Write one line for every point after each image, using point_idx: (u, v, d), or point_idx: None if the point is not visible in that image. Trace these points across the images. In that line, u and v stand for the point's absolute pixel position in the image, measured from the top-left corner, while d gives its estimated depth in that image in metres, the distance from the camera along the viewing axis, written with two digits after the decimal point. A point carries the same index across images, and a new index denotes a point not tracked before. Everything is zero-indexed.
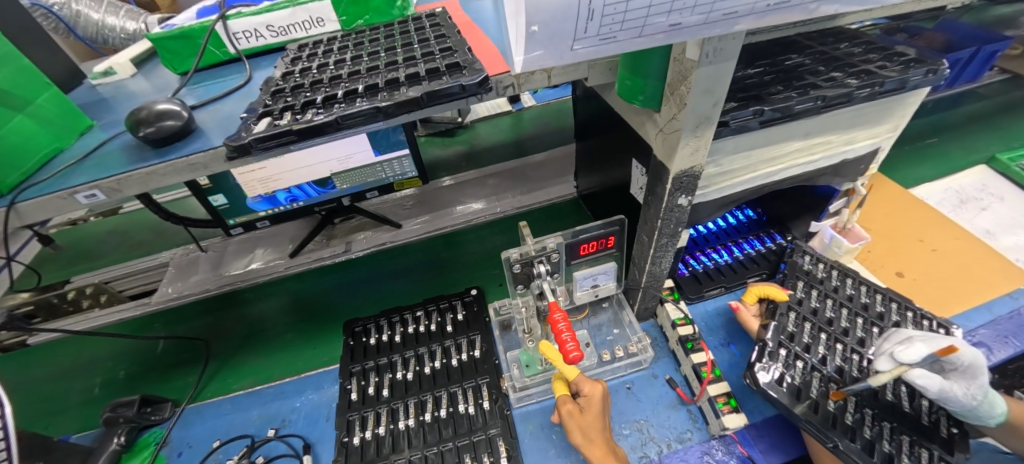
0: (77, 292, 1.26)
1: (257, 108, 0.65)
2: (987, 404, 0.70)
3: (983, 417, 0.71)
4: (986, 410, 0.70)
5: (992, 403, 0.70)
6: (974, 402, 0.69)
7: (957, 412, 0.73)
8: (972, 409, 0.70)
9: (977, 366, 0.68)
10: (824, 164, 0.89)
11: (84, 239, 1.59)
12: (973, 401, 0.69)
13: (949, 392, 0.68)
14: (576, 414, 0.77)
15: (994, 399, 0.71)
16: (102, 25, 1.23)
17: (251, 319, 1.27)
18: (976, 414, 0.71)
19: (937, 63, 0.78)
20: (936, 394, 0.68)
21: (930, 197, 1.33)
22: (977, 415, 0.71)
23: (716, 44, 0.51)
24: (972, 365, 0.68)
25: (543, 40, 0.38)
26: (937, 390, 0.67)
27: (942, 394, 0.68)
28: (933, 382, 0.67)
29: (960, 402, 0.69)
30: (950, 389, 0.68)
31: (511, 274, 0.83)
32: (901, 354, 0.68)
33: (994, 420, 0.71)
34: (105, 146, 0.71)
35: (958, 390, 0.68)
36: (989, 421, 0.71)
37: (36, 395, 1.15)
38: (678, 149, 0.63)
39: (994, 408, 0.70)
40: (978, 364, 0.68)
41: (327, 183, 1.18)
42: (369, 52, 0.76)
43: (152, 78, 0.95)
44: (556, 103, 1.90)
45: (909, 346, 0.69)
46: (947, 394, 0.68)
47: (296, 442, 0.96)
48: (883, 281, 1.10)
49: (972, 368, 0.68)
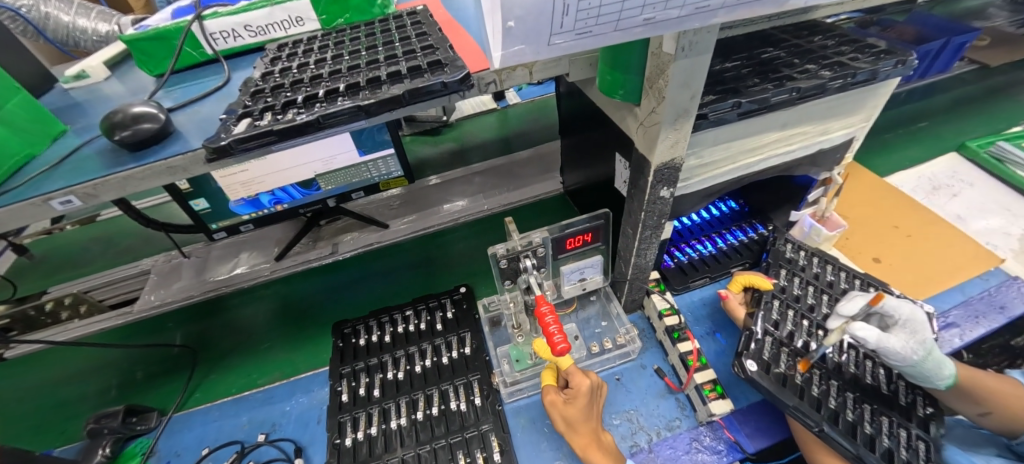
0: (55, 303, 1.25)
1: (237, 109, 0.65)
2: (931, 363, 0.71)
3: (930, 377, 0.72)
4: (930, 368, 0.71)
5: (937, 362, 0.72)
6: (916, 357, 0.71)
7: (906, 372, 0.75)
8: (914, 365, 0.72)
9: (915, 320, 0.74)
10: (802, 154, 0.91)
11: (60, 248, 1.55)
12: (914, 355, 0.71)
13: (887, 343, 0.71)
14: (559, 405, 0.78)
15: (938, 359, 0.72)
16: (72, 27, 1.19)
17: (237, 325, 1.26)
18: (921, 373, 0.72)
19: (906, 54, 0.81)
20: (875, 346, 0.72)
21: (905, 184, 1.37)
22: (922, 374, 0.72)
23: (692, 37, 0.52)
24: (910, 319, 0.74)
25: (521, 35, 0.38)
26: (875, 341, 0.71)
27: (880, 345, 0.71)
28: (871, 333, 0.71)
29: (900, 355, 0.71)
30: (888, 341, 0.71)
31: (498, 270, 0.84)
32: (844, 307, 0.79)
33: (941, 381, 0.73)
34: (80, 151, 0.69)
35: (896, 341, 0.71)
36: (938, 384, 0.73)
37: (14, 410, 1.12)
38: (659, 142, 0.65)
39: (941, 368, 0.72)
40: (916, 318, 0.74)
41: (312, 185, 1.17)
42: (350, 51, 0.76)
43: (127, 81, 0.92)
44: (541, 100, 1.91)
45: (851, 302, 0.79)
46: (885, 346, 0.71)
47: (288, 446, 0.96)
48: (861, 267, 1.14)
49: (911, 322, 0.74)
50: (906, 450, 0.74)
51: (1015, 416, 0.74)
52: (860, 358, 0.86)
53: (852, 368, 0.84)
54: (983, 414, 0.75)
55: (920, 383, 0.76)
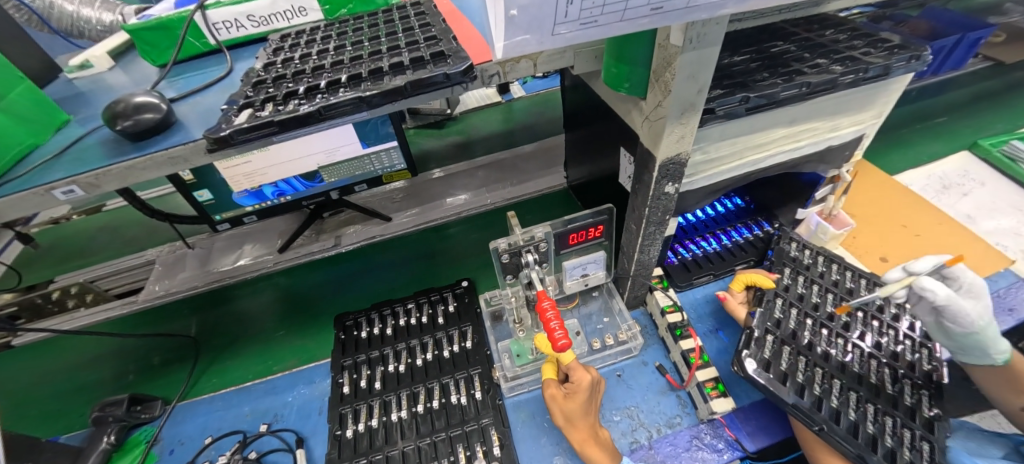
0: (61, 292, 1.24)
1: (238, 99, 0.64)
2: (992, 332, 0.72)
3: (988, 349, 0.72)
4: (991, 337, 0.72)
5: (995, 337, 0.72)
6: (982, 323, 0.71)
7: (964, 345, 0.74)
8: (976, 333, 0.71)
9: (977, 287, 0.74)
10: (811, 151, 0.89)
11: (66, 238, 1.56)
12: (978, 321, 0.71)
13: (956, 303, 0.70)
14: (560, 400, 0.78)
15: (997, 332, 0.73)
16: (76, 16, 1.18)
17: (240, 315, 1.26)
18: (982, 343, 0.72)
19: (920, 50, 0.79)
20: (944, 304, 0.70)
21: (914, 183, 1.35)
22: (984, 343, 0.72)
23: (699, 29, 0.50)
24: (972, 285, 0.74)
25: (525, 24, 0.38)
26: (945, 298, 0.70)
27: (950, 304, 0.70)
28: (943, 290, 0.70)
29: (966, 319, 0.71)
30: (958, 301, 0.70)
31: (500, 264, 0.83)
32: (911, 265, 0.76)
33: (998, 357, 0.73)
34: (82, 141, 0.69)
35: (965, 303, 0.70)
36: (996, 357, 0.73)
37: (20, 398, 1.13)
38: (664, 137, 0.64)
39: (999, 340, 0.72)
40: (978, 285, 0.74)
41: (315, 176, 1.16)
42: (353, 42, 0.75)
43: (130, 71, 0.92)
44: (546, 94, 1.89)
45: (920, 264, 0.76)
46: (955, 305, 0.70)
47: (289, 437, 0.96)
48: (867, 267, 1.12)
49: (974, 289, 0.74)
50: (910, 450, 0.73)
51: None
52: (863, 358, 0.86)
53: (855, 368, 0.84)
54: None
55: (972, 359, 0.75)
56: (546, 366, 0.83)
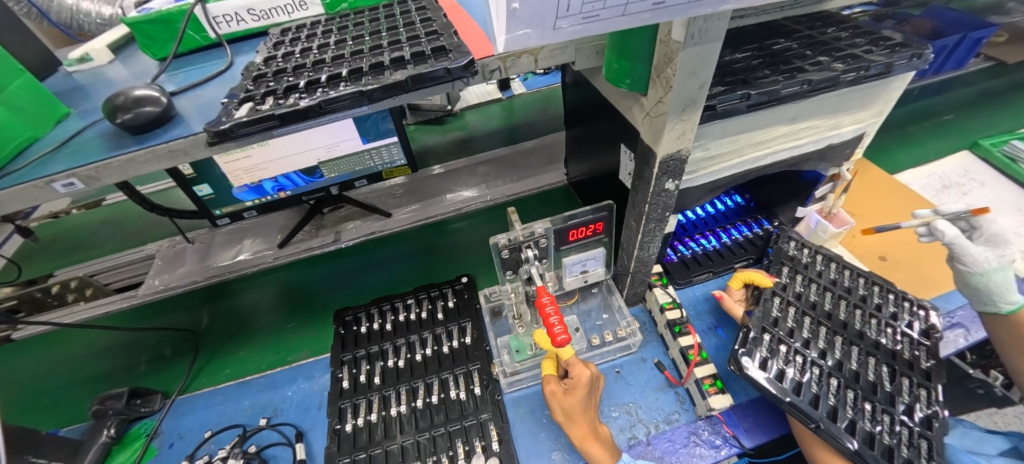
0: (61, 286, 1.26)
1: (239, 93, 0.64)
2: (1002, 278, 0.78)
3: (999, 294, 0.78)
4: (999, 282, 0.78)
5: (1009, 285, 0.78)
6: (988, 265, 0.78)
7: (975, 289, 0.81)
8: (985, 276, 0.78)
9: (1002, 238, 0.81)
10: (811, 149, 0.89)
11: (65, 232, 1.56)
12: (986, 263, 0.78)
13: (964, 243, 0.78)
14: (560, 396, 0.78)
15: (1011, 283, 0.78)
16: (76, 10, 1.18)
17: (241, 310, 1.26)
18: (992, 288, 0.78)
19: (922, 48, 0.79)
20: (951, 244, 0.79)
21: (914, 182, 1.35)
22: (990, 287, 0.78)
23: (701, 24, 0.50)
24: (1000, 236, 0.81)
25: (526, 18, 0.37)
26: (953, 237, 0.78)
27: (957, 243, 0.78)
28: (953, 230, 0.78)
29: (972, 258, 0.79)
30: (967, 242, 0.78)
31: (500, 259, 0.83)
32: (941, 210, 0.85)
33: (1005, 305, 0.79)
34: (82, 134, 0.69)
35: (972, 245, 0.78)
36: (1000, 303, 0.79)
37: (21, 391, 1.13)
38: (665, 133, 0.64)
39: (1010, 289, 0.78)
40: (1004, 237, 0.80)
41: (315, 172, 1.16)
42: (353, 37, 0.75)
43: (130, 64, 0.92)
44: (546, 91, 1.88)
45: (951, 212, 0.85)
46: (961, 245, 0.78)
47: (289, 431, 0.96)
48: (866, 265, 1.13)
49: (1001, 238, 0.80)
50: (908, 447, 0.74)
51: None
52: (861, 356, 0.86)
53: (852, 366, 0.84)
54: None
55: (979, 305, 0.82)
56: (546, 362, 0.83)
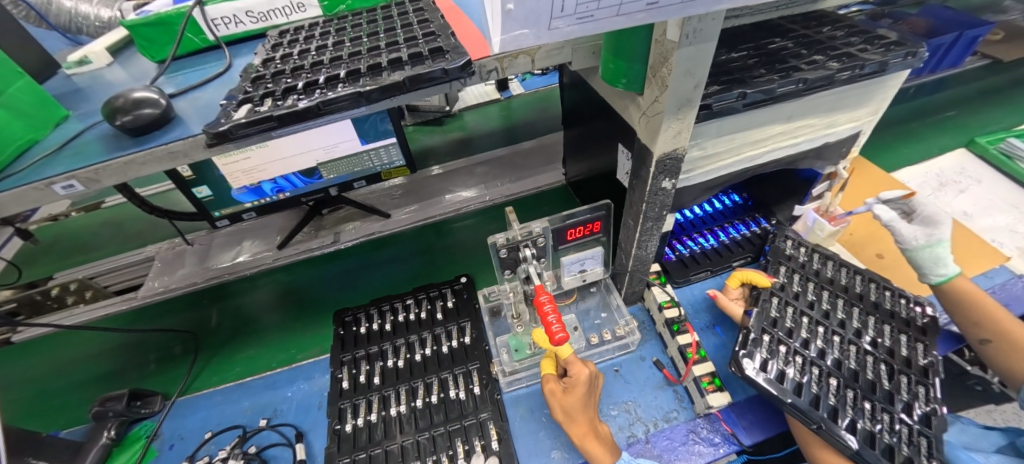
0: (61, 289, 1.26)
1: (237, 95, 0.65)
2: (931, 253, 0.84)
3: (931, 266, 0.85)
4: (927, 256, 0.85)
5: (940, 257, 0.84)
6: (917, 242, 0.85)
7: (911, 261, 0.88)
8: (914, 251, 0.86)
9: (937, 217, 0.85)
10: (808, 147, 0.90)
11: (65, 234, 1.56)
12: (915, 241, 0.85)
13: (896, 225, 0.86)
14: (559, 395, 0.79)
15: (943, 256, 0.84)
16: (75, 13, 1.18)
17: (241, 311, 1.27)
18: (923, 261, 0.86)
19: (916, 46, 0.79)
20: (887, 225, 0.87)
21: (911, 180, 1.36)
22: (922, 260, 0.86)
23: (696, 24, 0.51)
24: (934, 214, 0.85)
25: (522, 18, 0.38)
26: (887, 220, 0.86)
27: (891, 225, 0.86)
28: (888, 214, 0.86)
29: (903, 237, 0.86)
30: (899, 224, 0.86)
31: (498, 259, 0.83)
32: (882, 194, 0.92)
33: (937, 275, 0.85)
34: (82, 136, 0.69)
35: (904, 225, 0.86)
36: (932, 274, 0.86)
37: (21, 393, 1.13)
38: (662, 132, 0.64)
39: (941, 262, 0.84)
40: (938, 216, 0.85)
41: (314, 173, 1.16)
42: (351, 38, 0.75)
43: (129, 67, 0.92)
44: (545, 91, 1.89)
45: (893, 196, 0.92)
46: (894, 227, 0.86)
47: (289, 432, 0.97)
48: (863, 263, 1.13)
49: (935, 217, 0.85)
50: (907, 446, 0.74)
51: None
52: (860, 355, 0.86)
53: (852, 365, 0.84)
54: (984, 342, 0.83)
55: (919, 275, 0.89)
56: (546, 361, 0.84)
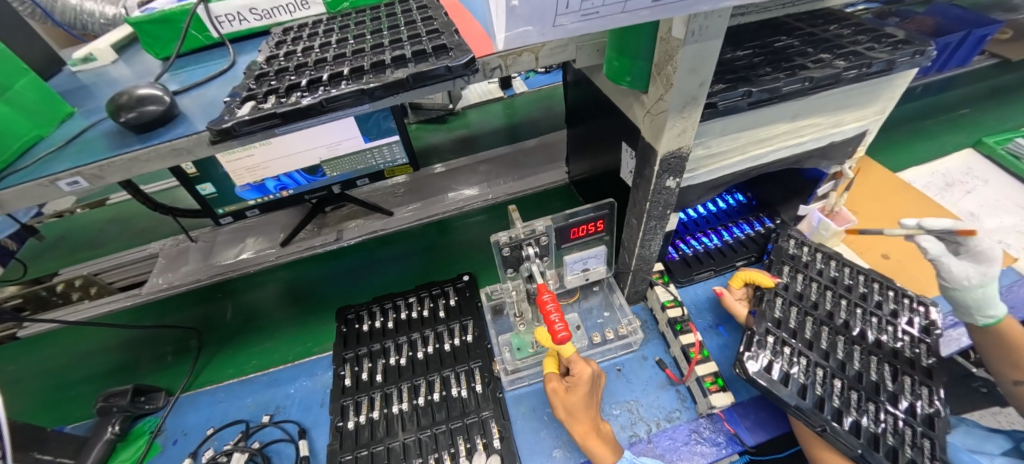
0: (66, 285, 1.27)
1: (241, 92, 0.65)
2: (980, 293, 0.79)
3: (975, 308, 0.80)
4: (975, 297, 0.79)
5: (987, 299, 0.79)
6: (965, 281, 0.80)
7: (953, 302, 0.84)
8: (958, 291, 0.81)
9: (988, 255, 0.80)
10: (813, 146, 0.89)
11: (70, 231, 1.57)
12: (965, 281, 0.80)
13: (942, 261, 0.82)
14: (561, 393, 0.79)
15: (990, 294, 0.79)
16: (79, 10, 1.18)
17: (243, 309, 1.27)
18: (966, 303, 0.81)
19: (925, 45, 0.79)
20: (932, 260, 0.83)
21: (917, 180, 1.34)
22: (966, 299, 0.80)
23: (702, 21, 0.50)
24: (984, 250, 0.80)
25: (526, 15, 0.38)
26: (933, 254, 0.82)
27: (938, 260, 0.82)
28: (936, 248, 0.82)
29: (949, 275, 0.82)
30: (946, 260, 0.82)
31: (501, 258, 0.84)
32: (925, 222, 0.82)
33: (984, 317, 0.80)
34: (87, 133, 0.69)
35: (953, 263, 0.81)
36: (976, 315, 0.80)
37: (25, 388, 1.14)
38: (666, 131, 0.64)
39: (988, 303, 0.79)
40: (992, 253, 0.79)
41: (316, 171, 1.16)
42: (355, 35, 0.75)
43: (133, 64, 0.92)
44: (548, 90, 1.88)
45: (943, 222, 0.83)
46: (942, 263, 0.82)
47: (291, 428, 0.97)
48: (868, 263, 1.12)
49: (984, 253, 0.80)
50: (911, 448, 0.74)
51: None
52: (863, 355, 0.85)
53: (855, 366, 0.84)
54: (1018, 383, 0.79)
55: (961, 317, 0.84)
56: (548, 360, 0.84)
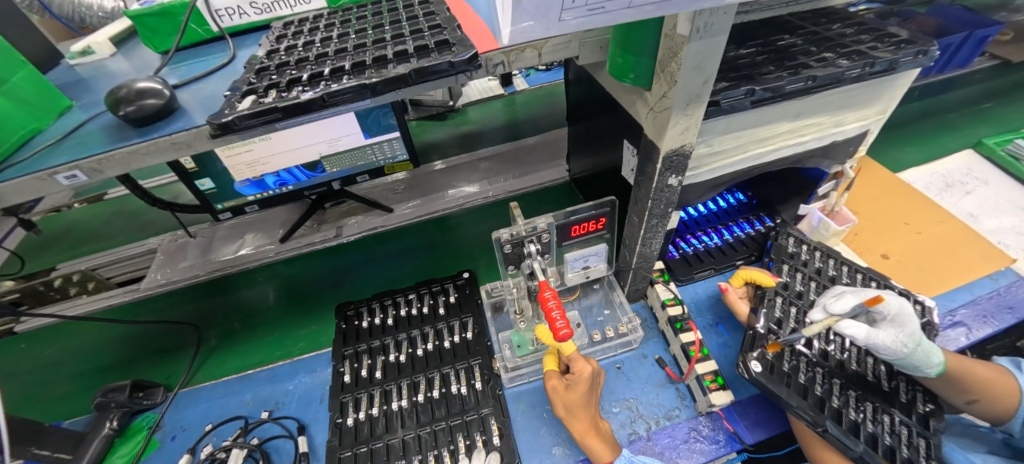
0: (63, 280, 1.27)
1: (241, 86, 0.64)
2: (920, 354, 0.72)
3: (918, 366, 0.73)
4: (919, 359, 0.72)
5: (925, 351, 0.72)
6: (905, 349, 0.71)
7: (896, 362, 0.75)
8: (903, 357, 0.72)
9: (904, 315, 0.73)
10: (814, 146, 0.89)
11: (69, 226, 1.56)
12: (903, 349, 0.71)
13: (876, 339, 0.72)
14: (560, 391, 0.78)
15: (926, 347, 0.73)
16: (78, 3, 1.17)
17: (242, 305, 1.26)
18: (909, 363, 0.73)
19: (928, 45, 0.79)
20: (865, 342, 0.73)
21: (917, 180, 1.34)
22: (910, 364, 0.73)
23: (707, 18, 0.50)
24: (898, 314, 0.73)
25: (531, 10, 0.37)
26: (865, 338, 0.72)
27: (872, 341, 0.72)
28: (861, 330, 0.72)
29: (889, 349, 0.72)
30: (879, 336, 0.72)
31: (502, 255, 0.84)
32: (831, 306, 0.75)
33: (931, 370, 0.73)
34: (86, 126, 0.69)
35: (885, 336, 0.72)
36: (927, 371, 0.73)
37: (22, 383, 1.13)
38: (669, 128, 0.63)
39: (929, 357, 0.72)
40: (905, 312, 0.73)
41: (316, 167, 1.16)
42: (356, 30, 0.74)
43: (132, 58, 0.91)
44: (548, 87, 1.88)
45: (841, 298, 0.76)
46: (874, 341, 0.72)
47: (291, 424, 0.97)
48: (868, 263, 1.12)
49: (900, 316, 0.73)
50: (907, 447, 0.74)
51: (1000, 402, 0.74)
52: (860, 356, 0.86)
53: (853, 366, 0.84)
54: (972, 402, 0.75)
55: (909, 372, 0.76)
56: (547, 359, 0.84)
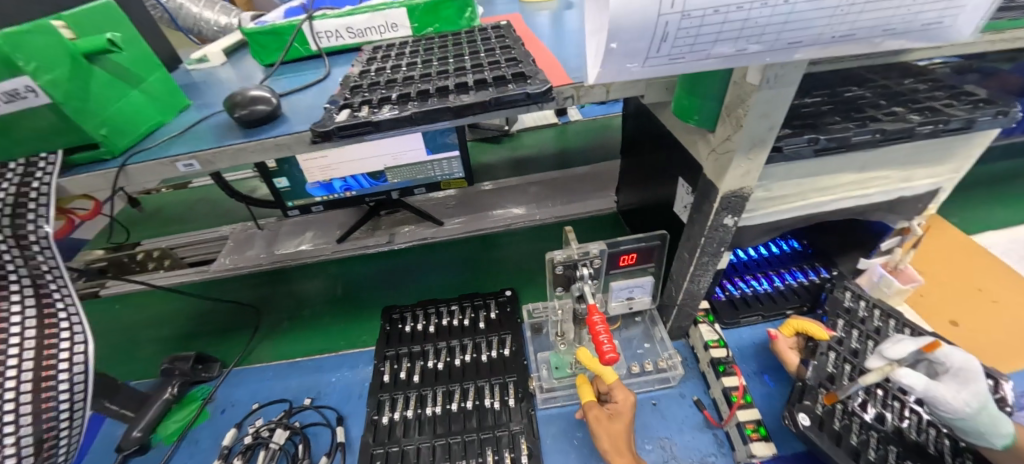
0: (145, 255, 1.44)
1: (338, 100, 0.72)
2: (986, 418, 0.67)
3: (986, 433, 0.67)
4: (985, 423, 0.67)
5: (993, 416, 0.67)
6: (969, 410, 0.67)
7: (960, 428, 0.70)
8: (968, 420, 0.67)
9: (969, 370, 0.70)
10: (879, 199, 0.87)
11: (157, 208, 1.74)
12: (967, 408, 0.67)
13: (935, 392, 0.69)
14: (603, 419, 0.79)
15: (995, 412, 0.67)
16: (199, 18, 1.35)
17: (296, 297, 1.34)
18: (975, 428, 0.68)
19: (1009, 106, 0.76)
20: (922, 393, 0.70)
21: (993, 246, 1.26)
22: (975, 429, 0.68)
23: (778, 70, 0.52)
24: (962, 367, 0.71)
25: (619, 56, 0.41)
26: (923, 389, 0.69)
27: (929, 392, 0.69)
28: (918, 379, 0.70)
29: (950, 406, 0.68)
30: (937, 388, 0.69)
31: (552, 275, 0.86)
32: (888, 351, 0.76)
33: (998, 439, 0.67)
34: (201, 123, 0.79)
35: (945, 391, 0.68)
36: (995, 441, 0.68)
37: (103, 342, 1.26)
38: (730, 171, 0.65)
39: (997, 423, 0.67)
40: (969, 367, 0.70)
41: (380, 176, 1.25)
42: (439, 57, 0.82)
43: (240, 68, 1.04)
44: (601, 119, 1.93)
45: (898, 344, 0.76)
46: (933, 395, 0.69)
47: (330, 414, 1.02)
48: (933, 329, 1.05)
49: (964, 371, 0.70)
50: None
51: None
52: (923, 426, 0.80)
53: (913, 435, 0.78)
54: None
55: (974, 441, 0.70)
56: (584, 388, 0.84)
